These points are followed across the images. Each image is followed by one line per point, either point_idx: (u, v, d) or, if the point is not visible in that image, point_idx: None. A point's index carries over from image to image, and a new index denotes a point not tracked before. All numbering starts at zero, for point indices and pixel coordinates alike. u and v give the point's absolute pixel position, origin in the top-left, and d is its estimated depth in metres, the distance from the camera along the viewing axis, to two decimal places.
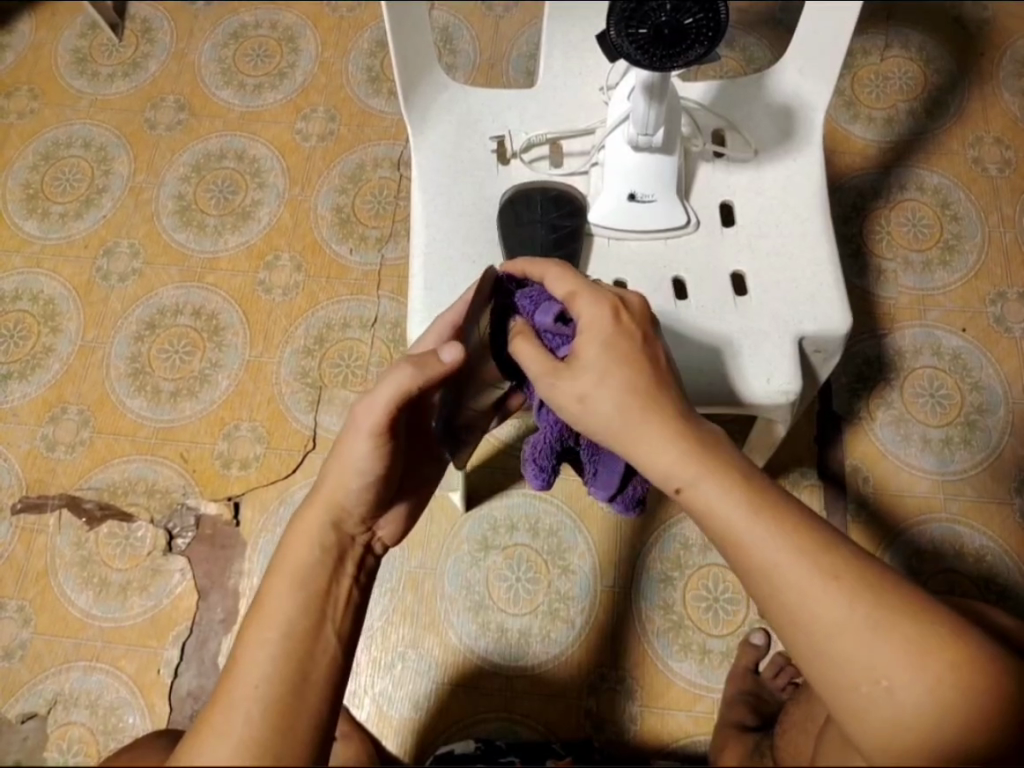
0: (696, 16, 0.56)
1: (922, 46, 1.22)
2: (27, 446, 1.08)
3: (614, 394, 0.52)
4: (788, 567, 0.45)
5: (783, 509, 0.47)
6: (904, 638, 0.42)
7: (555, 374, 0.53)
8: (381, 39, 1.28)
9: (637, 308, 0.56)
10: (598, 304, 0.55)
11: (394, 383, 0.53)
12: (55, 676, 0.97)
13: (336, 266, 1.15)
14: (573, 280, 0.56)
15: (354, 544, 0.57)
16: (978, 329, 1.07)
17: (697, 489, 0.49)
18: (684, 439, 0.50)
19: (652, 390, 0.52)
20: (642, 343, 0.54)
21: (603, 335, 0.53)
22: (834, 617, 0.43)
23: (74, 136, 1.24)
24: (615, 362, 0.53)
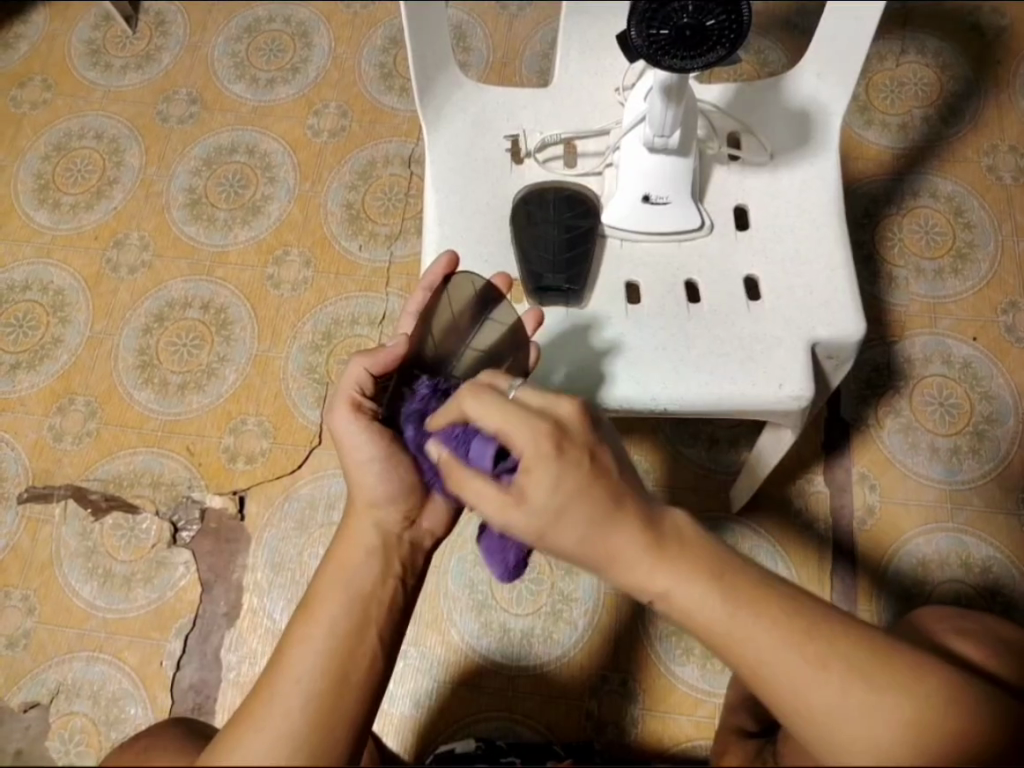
0: (718, 18, 0.56)
1: (938, 52, 1.22)
2: (34, 436, 1.08)
3: (572, 533, 0.45)
4: (775, 664, 0.44)
5: (765, 598, 0.45)
6: (899, 712, 0.43)
7: (505, 510, 0.46)
8: (394, 36, 1.27)
9: (574, 414, 0.48)
10: (535, 430, 0.46)
11: (351, 371, 0.62)
12: (58, 666, 0.97)
13: (345, 262, 1.15)
14: (495, 413, 0.48)
15: (402, 543, 0.60)
16: (989, 339, 1.07)
17: (671, 598, 0.45)
18: (653, 543, 0.46)
19: (608, 509, 0.45)
20: (590, 462, 0.46)
21: (549, 474, 0.45)
22: (832, 705, 0.43)
23: (86, 127, 1.24)
24: (567, 495, 0.45)
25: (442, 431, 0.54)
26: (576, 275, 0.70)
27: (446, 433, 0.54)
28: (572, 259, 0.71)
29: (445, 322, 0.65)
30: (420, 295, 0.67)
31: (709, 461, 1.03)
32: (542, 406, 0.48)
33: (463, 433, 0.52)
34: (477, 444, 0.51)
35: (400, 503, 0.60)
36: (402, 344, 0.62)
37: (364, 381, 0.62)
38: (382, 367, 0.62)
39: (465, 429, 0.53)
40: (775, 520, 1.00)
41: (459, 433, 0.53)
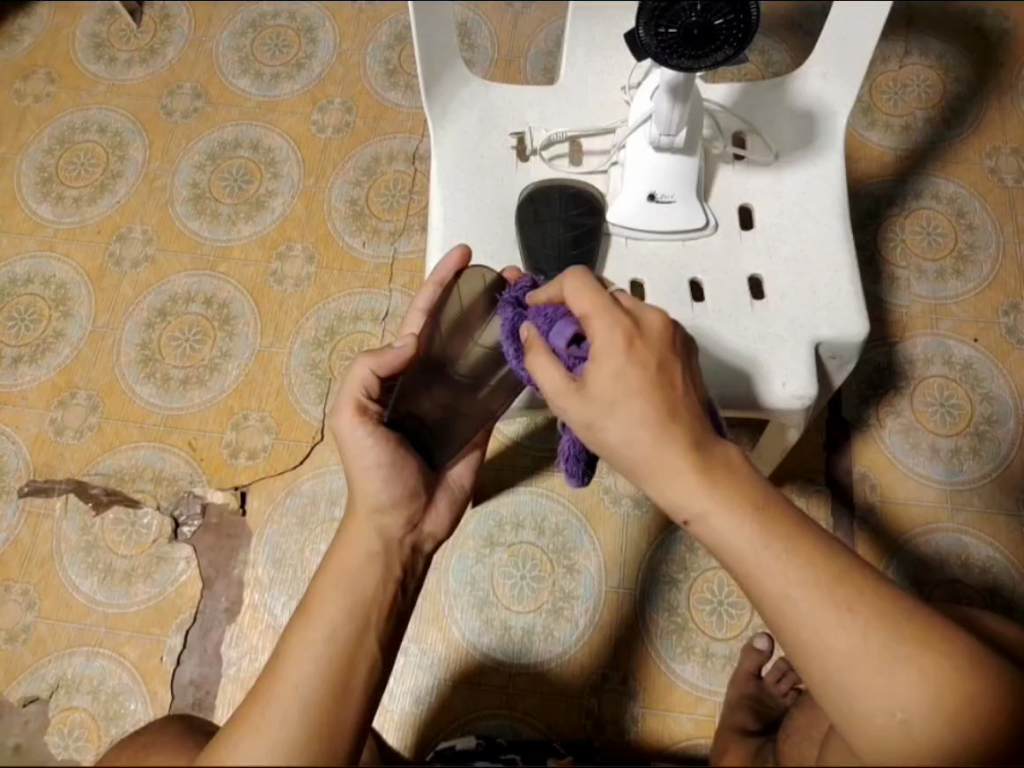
0: (726, 17, 0.56)
1: (941, 54, 1.22)
2: (36, 430, 1.08)
3: (630, 414, 0.49)
4: (799, 598, 0.45)
5: (800, 537, 0.47)
6: (919, 671, 0.43)
7: (567, 395, 0.51)
8: (399, 32, 1.27)
9: (658, 323, 0.51)
10: (614, 325, 0.50)
11: (355, 372, 0.62)
12: (58, 661, 0.97)
13: (349, 258, 1.15)
14: (586, 301, 0.51)
15: (400, 546, 0.60)
16: (990, 341, 1.07)
17: (708, 521, 0.48)
18: (698, 461, 0.48)
19: (665, 417, 0.49)
20: (657, 368, 0.50)
21: (613, 364, 0.49)
22: (854, 648, 0.43)
23: (89, 121, 1.24)
24: (631, 389, 0.49)
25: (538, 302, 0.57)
26: None
27: (538, 311, 0.56)
28: (577, 259, 0.71)
29: (454, 316, 0.61)
30: (430, 287, 0.66)
31: None
32: (631, 307, 0.51)
33: (551, 313, 0.55)
34: (560, 323, 0.54)
35: (401, 507, 0.61)
36: (408, 345, 0.62)
37: (371, 383, 0.62)
38: (387, 371, 0.62)
39: (555, 310, 0.55)
40: None
41: (547, 312, 0.55)
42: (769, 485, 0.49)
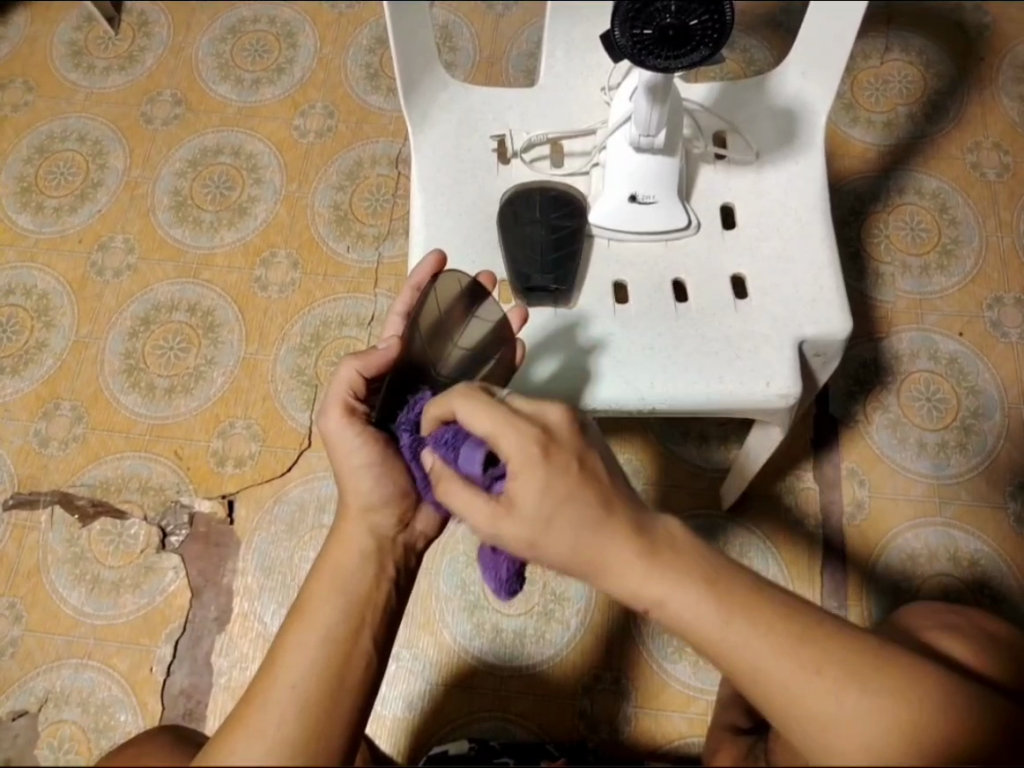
0: (701, 17, 0.56)
1: (922, 49, 1.23)
2: (20, 442, 1.07)
3: (565, 542, 0.46)
4: (771, 668, 0.44)
5: (761, 609, 0.45)
6: (895, 713, 0.43)
7: (498, 519, 0.48)
8: (380, 36, 1.27)
9: (564, 424, 0.49)
10: (522, 436, 0.47)
11: (343, 374, 0.62)
12: (46, 674, 0.97)
13: (333, 263, 1.14)
14: (485, 418, 0.49)
15: (394, 546, 0.59)
16: (975, 334, 1.07)
17: (663, 606, 0.46)
18: (643, 548, 0.46)
19: (602, 513, 0.46)
20: (578, 468, 0.47)
21: (536, 481, 0.46)
22: (821, 698, 0.43)
23: (69, 129, 1.23)
24: (556, 505, 0.46)
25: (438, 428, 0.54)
26: (564, 275, 0.71)
27: (435, 437, 0.53)
28: (560, 259, 0.71)
29: (435, 315, 0.63)
30: (407, 294, 0.67)
31: (698, 459, 1.03)
32: (533, 412, 0.49)
33: (450, 438, 0.52)
34: (467, 449, 0.51)
35: (394, 506, 0.59)
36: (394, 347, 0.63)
37: (357, 385, 0.62)
38: (375, 373, 0.62)
39: (454, 433, 0.52)
40: (764, 516, 1.00)
41: (448, 436, 0.52)
42: (714, 551, 0.47)
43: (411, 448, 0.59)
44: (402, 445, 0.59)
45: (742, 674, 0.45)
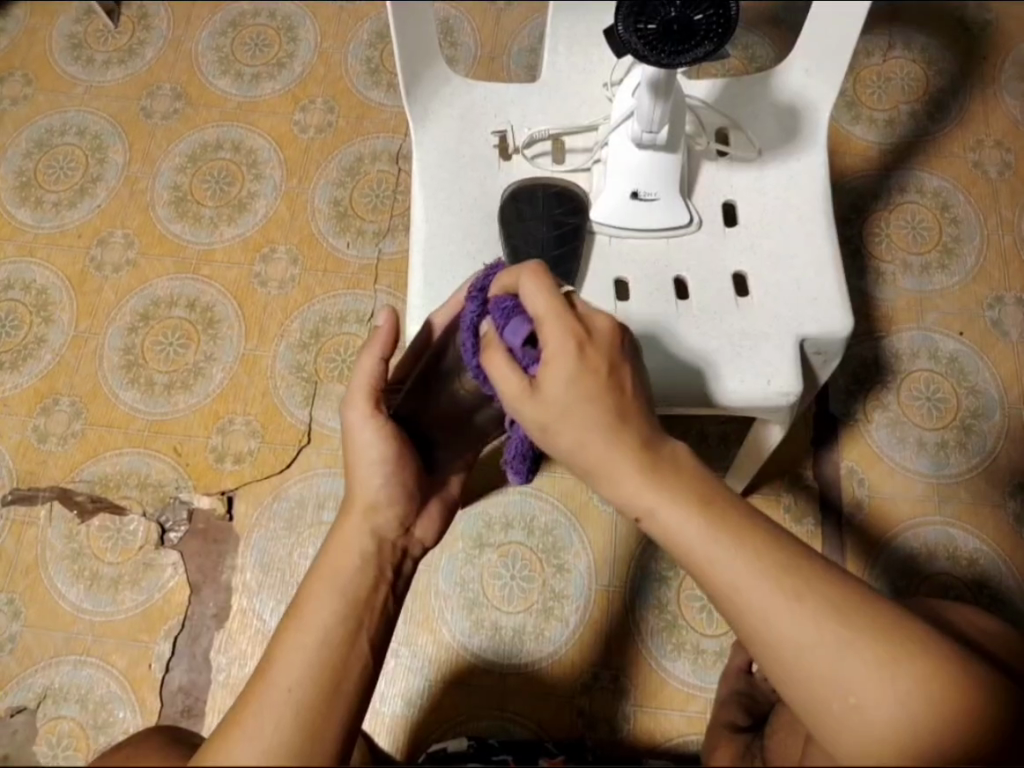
0: (706, 13, 0.56)
1: (924, 47, 1.22)
2: (18, 438, 1.07)
3: (577, 431, 0.50)
4: (752, 588, 0.45)
5: (746, 527, 0.47)
6: (873, 654, 0.43)
7: (521, 398, 0.51)
8: (381, 31, 1.27)
9: (607, 329, 0.51)
10: (565, 330, 0.50)
11: (364, 365, 0.59)
12: (45, 670, 0.97)
13: (333, 260, 1.14)
14: (542, 301, 0.51)
15: (393, 549, 0.59)
16: (975, 333, 1.07)
17: (658, 517, 0.48)
18: (646, 461, 0.49)
19: (615, 417, 0.50)
20: (609, 372, 0.50)
21: (565, 369, 0.49)
22: (805, 640, 0.44)
23: (68, 124, 1.23)
24: (583, 395, 0.49)
25: (498, 294, 0.56)
26: (566, 272, 0.71)
27: (495, 303, 0.55)
28: (561, 255, 0.71)
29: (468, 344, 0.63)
30: (457, 303, 0.63)
31: (698, 457, 1.03)
32: (582, 314, 0.51)
33: (506, 307, 0.54)
34: (515, 320, 0.53)
35: (398, 508, 0.59)
36: (393, 317, 0.59)
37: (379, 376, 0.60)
38: (386, 356, 0.59)
39: (512, 303, 0.54)
40: (763, 515, 1.00)
41: (504, 306, 0.54)
42: (711, 478, 0.50)
43: (472, 320, 0.57)
44: (465, 314, 0.58)
45: (732, 611, 0.46)
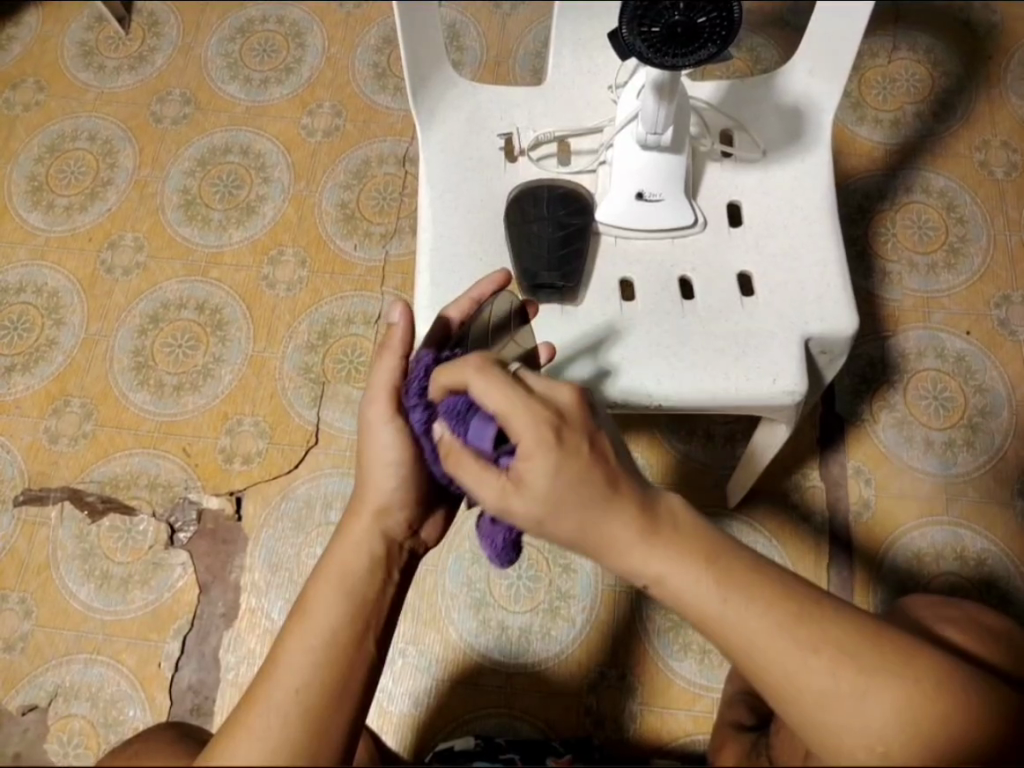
0: (709, 15, 0.56)
1: (929, 48, 1.22)
2: (30, 439, 1.08)
3: (575, 520, 0.46)
4: (768, 649, 0.44)
5: (757, 585, 0.45)
6: (896, 696, 0.44)
7: (507, 498, 0.48)
8: (388, 35, 1.28)
9: (573, 404, 0.48)
10: (536, 418, 0.47)
11: (384, 367, 0.58)
12: (55, 669, 0.97)
13: (341, 262, 1.15)
14: (498, 400, 0.48)
15: (401, 550, 0.59)
16: (982, 333, 1.07)
17: (668, 582, 0.46)
18: (646, 527, 0.46)
19: (608, 490, 0.46)
20: (590, 449, 0.47)
21: (548, 465, 0.46)
22: (825, 690, 0.43)
23: (79, 129, 1.24)
24: (567, 489, 0.46)
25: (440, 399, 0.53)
26: (571, 272, 0.71)
27: (445, 407, 0.53)
28: (566, 256, 0.71)
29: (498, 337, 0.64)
30: (465, 303, 0.63)
31: (705, 458, 1.03)
32: (546, 394, 0.49)
33: (461, 410, 0.51)
34: (475, 425, 0.51)
35: (410, 511, 0.58)
36: (408, 315, 0.58)
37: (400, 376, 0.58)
38: (403, 357, 0.58)
39: (465, 405, 0.51)
40: (768, 513, 1.01)
41: (458, 408, 0.52)
42: (711, 527, 0.48)
43: (421, 424, 0.56)
44: (413, 421, 0.57)
45: (750, 668, 0.45)
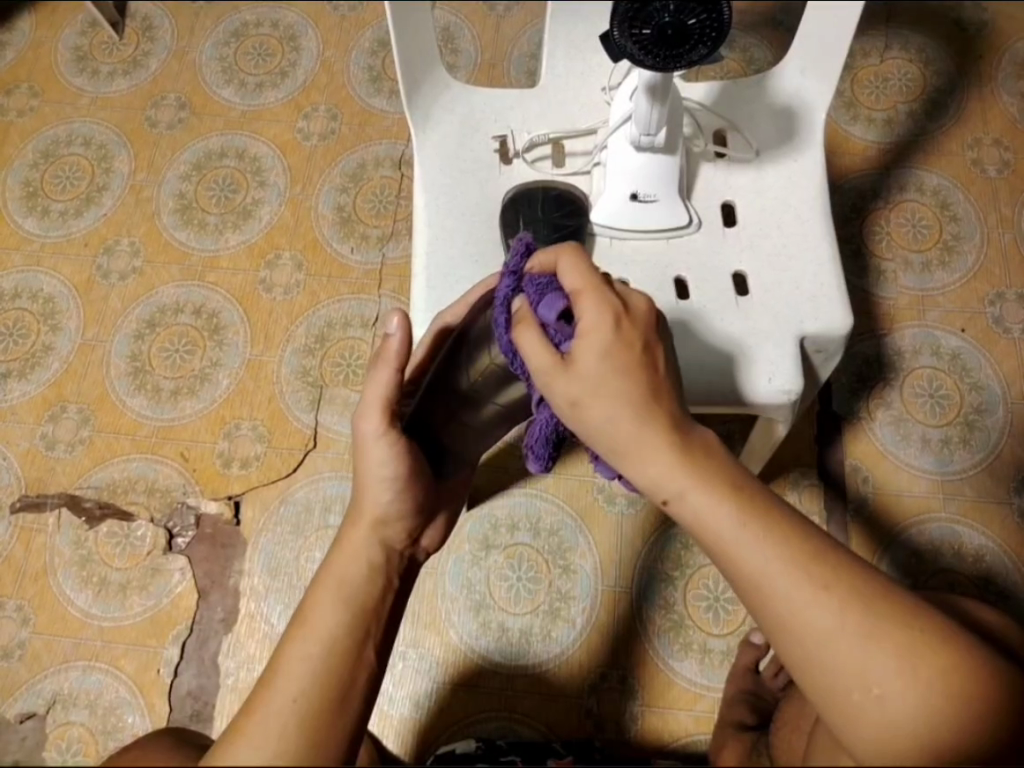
0: (699, 17, 0.57)
1: (922, 47, 1.23)
2: (27, 445, 1.08)
3: (607, 407, 0.50)
4: (779, 577, 0.46)
5: (774, 519, 0.48)
6: (899, 644, 0.44)
7: (553, 373, 0.51)
8: (382, 38, 1.28)
9: (644, 307, 0.52)
10: (603, 306, 0.50)
11: (377, 380, 0.58)
12: (54, 676, 0.97)
13: (337, 265, 1.15)
14: (577, 275, 0.52)
15: (400, 558, 0.59)
16: (977, 330, 1.07)
17: (686, 501, 0.49)
18: (675, 443, 0.49)
19: (648, 395, 0.50)
20: (642, 350, 0.51)
21: (602, 342, 0.50)
22: (831, 626, 0.44)
23: (74, 134, 1.24)
24: (615, 368, 0.50)
25: (536, 269, 0.55)
26: None
27: (528, 280, 0.55)
28: None
29: None
30: (461, 308, 0.65)
31: None
32: (620, 292, 0.52)
33: (541, 284, 0.54)
34: (549, 297, 0.53)
35: (406, 521, 0.59)
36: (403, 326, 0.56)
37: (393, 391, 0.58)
38: (397, 371, 0.58)
39: (549, 280, 0.54)
40: None
41: (539, 282, 0.54)
42: (744, 470, 0.50)
43: (506, 294, 0.56)
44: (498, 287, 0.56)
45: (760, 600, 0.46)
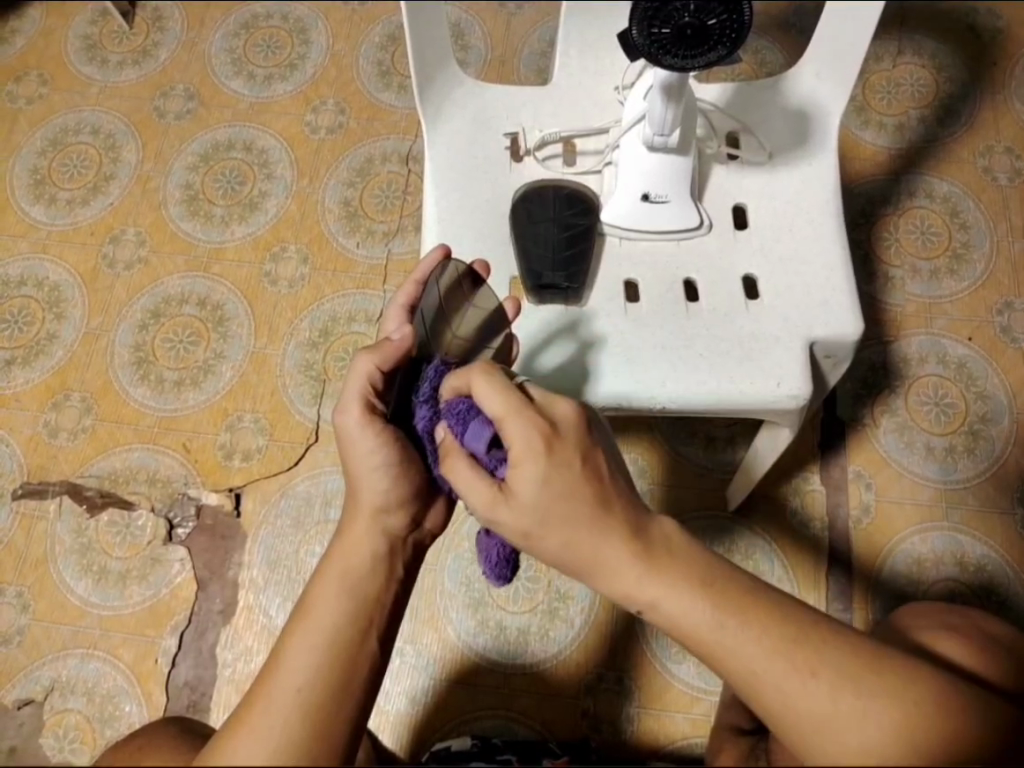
0: (719, 17, 0.56)
1: (934, 52, 1.23)
2: (30, 432, 1.08)
3: (563, 534, 0.47)
4: (765, 667, 0.44)
5: (750, 601, 0.46)
6: (894, 716, 0.42)
7: (494, 505, 0.49)
8: (392, 33, 1.27)
9: (570, 417, 0.49)
10: (528, 424, 0.48)
11: (359, 370, 0.59)
12: (52, 663, 0.97)
13: (342, 260, 1.15)
14: (499, 400, 0.50)
15: (404, 546, 0.58)
16: (984, 340, 1.07)
17: (661, 607, 0.46)
18: (638, 551, 0.47)
19: (596, 510, 0.47)
20: (582, 464, 0.48)
21: (536, 470, 0.47)
22: (823, 714, 0.43)
23: (82, 123, 1.24)
24: (556, 494, 0.47)
25: (450, 399, 0.55)
26: (575, 273, 0.70)
27: (449, 407, 0.55)
28: (571, 257, 0.71)
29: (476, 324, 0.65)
30: (410, 287, 0.65)
31: (705, 460, 1.04)
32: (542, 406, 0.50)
33: (462, 411, 0.54)
34: (473, 425, 0.53)
35: (406, 509, 0.58)
36: (409, 337, 0.61)
37: (372, 384, 0.59)
38: (388, 367, 0.60)
39: (468, 407, 0.54)
40: (769, 519, 1.00)
41: (461, 409, 0.54)
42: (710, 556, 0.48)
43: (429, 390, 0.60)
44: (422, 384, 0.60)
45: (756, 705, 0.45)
